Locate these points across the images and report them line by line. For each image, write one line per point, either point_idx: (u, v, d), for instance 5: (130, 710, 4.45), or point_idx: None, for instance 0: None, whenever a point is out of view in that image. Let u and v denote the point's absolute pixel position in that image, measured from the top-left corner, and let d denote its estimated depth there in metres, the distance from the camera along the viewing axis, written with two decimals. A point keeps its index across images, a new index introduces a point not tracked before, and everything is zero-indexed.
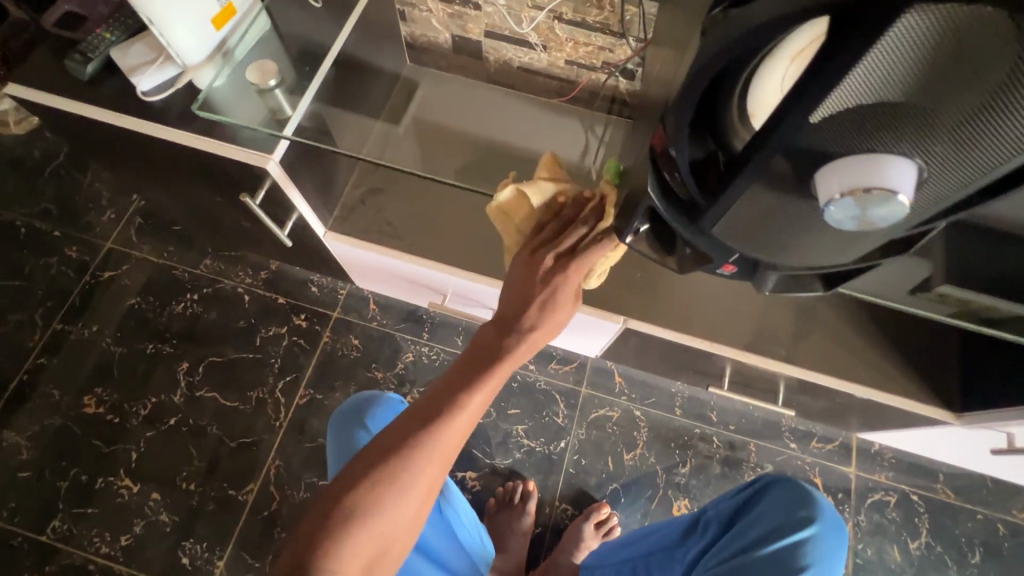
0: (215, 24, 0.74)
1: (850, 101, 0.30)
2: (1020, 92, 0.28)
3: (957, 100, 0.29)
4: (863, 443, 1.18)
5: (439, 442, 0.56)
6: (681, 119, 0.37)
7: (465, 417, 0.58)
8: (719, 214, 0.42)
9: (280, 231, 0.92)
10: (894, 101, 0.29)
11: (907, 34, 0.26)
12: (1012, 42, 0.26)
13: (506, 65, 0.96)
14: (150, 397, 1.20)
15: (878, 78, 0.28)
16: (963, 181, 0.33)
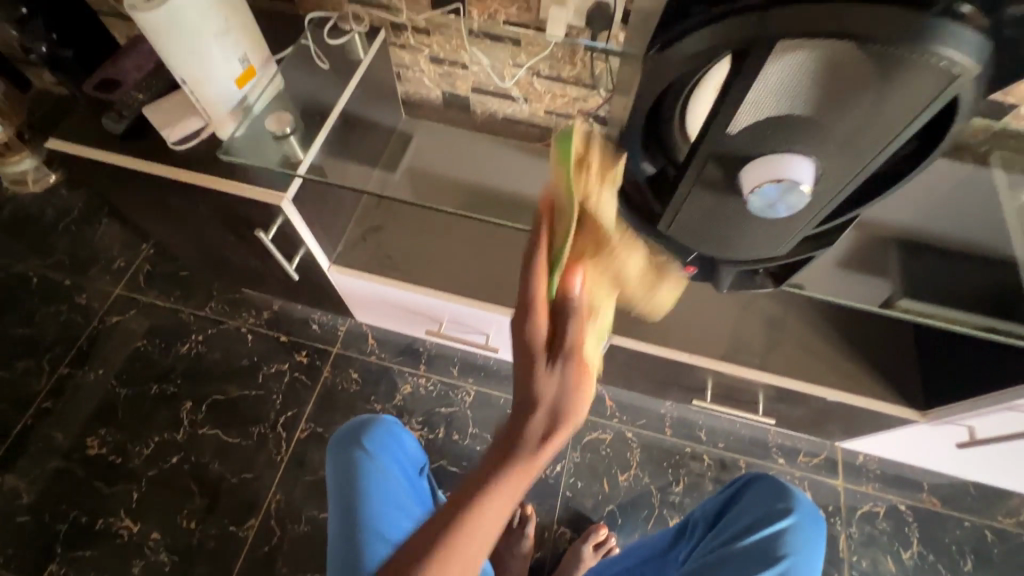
0: (238, 84, 0.83)
1: (749, 120, 0.39)
2: (872, 100, 0.36)
3: (829, 106, 0.37)
4: (848, 456, 1.22)
5: (479, 532, 0.52)
6: (633, 139, 0.47)
7: (505, 493, 0.51)
8: (667, 219, 0.50)
9: (288, 265, 0.99)
10: (784, 112, 0.38)
11: (779, 59, 0.35)
12: (859, 62, 0.34)
13: (492, 116, 1.08)
14: (152, 436, 1.22)
15: (766, 92, 0.37)
16: (850, 176, 0.42)
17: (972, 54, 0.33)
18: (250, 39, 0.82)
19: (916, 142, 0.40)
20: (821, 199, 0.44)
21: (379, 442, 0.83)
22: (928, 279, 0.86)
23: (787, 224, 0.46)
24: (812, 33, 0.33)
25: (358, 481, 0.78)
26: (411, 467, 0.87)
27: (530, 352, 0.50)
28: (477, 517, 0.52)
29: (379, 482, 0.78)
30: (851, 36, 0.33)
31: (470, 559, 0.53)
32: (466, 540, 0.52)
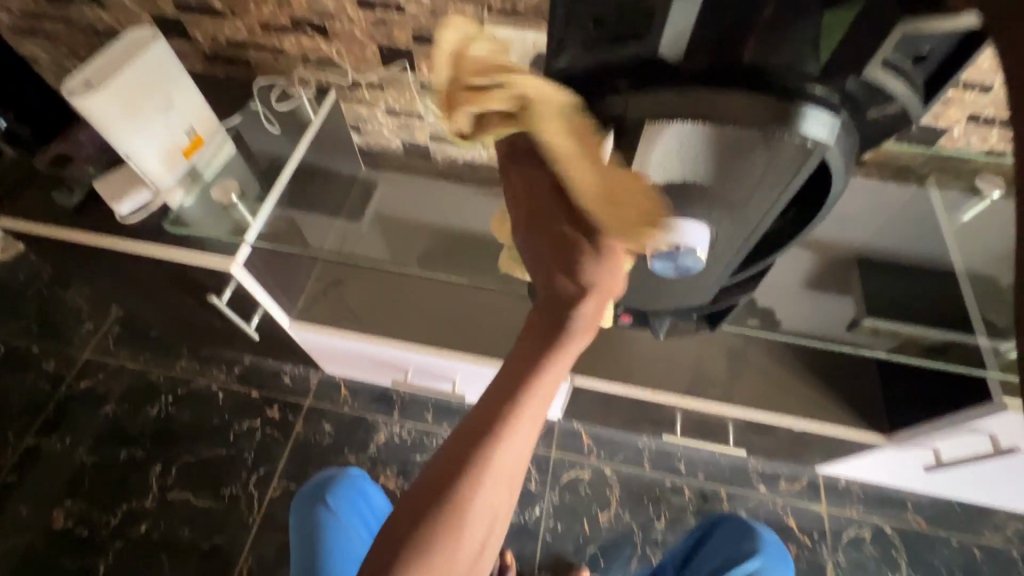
0: (184, 154, 0.85)
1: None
2: (767, 176, 0.38)
3: (727, 178, 0.39)
4: (829, 479, 1.20)
5: (481, 512, 0.42)
6: None
7: (509, 461, 0.42)
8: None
9: (247, 326, 0.98)
10: (686, 178, 0.40)
11: (684, 134, 0.37)
12: (757, 145, 0.36)
13: (451, 162, 1.10)
14: (121, 505, 1.19)
15: (672, 160, 0.39)
16: (743, 237, 0.43)
17: (823, 131, 0.34)
18: (196, 112, 0.85)
19: (801, 204, 0.42)
20: (720, 255, 0.45)
21: (345, 499, 0.80)
22: (886, 299, 0.86)
23: (697, 281, 0.47)
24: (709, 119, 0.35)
25: (320, 540, 0.76)
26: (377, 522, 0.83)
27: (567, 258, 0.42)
28: (480, 484, 0.42)
29: (342, 542, 0.76)
30: (747, 125, 0.35)
31: (471, 551, 0.42)
32: (455, 543, 0.41)
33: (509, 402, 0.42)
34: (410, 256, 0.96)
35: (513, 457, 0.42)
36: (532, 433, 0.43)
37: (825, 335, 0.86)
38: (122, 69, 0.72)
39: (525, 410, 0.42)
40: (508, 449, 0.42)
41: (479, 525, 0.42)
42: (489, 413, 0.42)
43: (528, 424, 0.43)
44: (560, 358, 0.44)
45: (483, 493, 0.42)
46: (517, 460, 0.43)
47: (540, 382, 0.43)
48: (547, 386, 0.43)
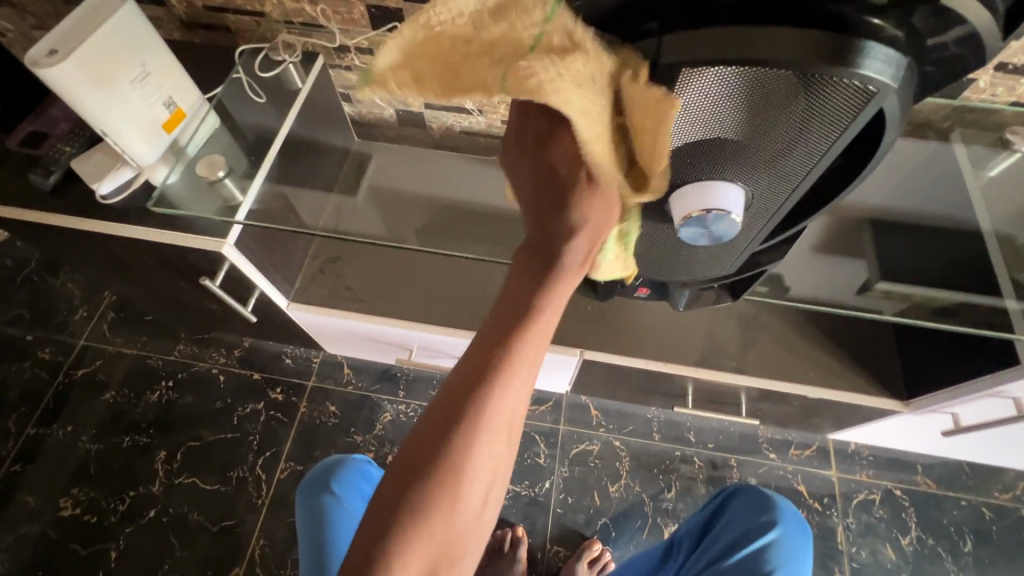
0: (165, 128, 0.80)
1: (662, 151, 0.37)
2: (813, 127, 0.34)
3: (764, 132, 0.35)
4: (839, 445, 1.19)
5: (483, 460, 0.39)
6: None
7: (505, 410, 0.39)
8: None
9: (244, 308, 0.95)
10: (720, 135, 0.36)
11: (719, 83, 0.32)
12: (802, 91, 0.32)
13: (448, 130, 1.05)
14: (127, 491, 1.19)
15: (704, 115, 0.35)
16: (779, 198, 0.40)
17: (887, 71, 0.30)
18: (175, 82, 0.79)
19: (843, 160, 0.38)
20: (753, 218, 0.41)
21: (349, 485, 0.77)
22: (907, 261, 0.82)
23: (724, 250, 0.44)
24: (750, 62, 0.30)
25: (326, 531, 0.71)
26: None
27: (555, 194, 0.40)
28: (476, 433, 0.39)
29: (352, 529, 0.72)
30: (792, 68, 0.30)
31: (475, 504, 0.39)
32: (456, 496, 0.38)
33: (503, 345, 0.40)
34: (408, 231, 0.90)
35: (512, 401, 0.40)
36: (531, 374, 0.41)
37: (839, 302, 0.80)
38: (90, 35, 0.67)
39: (524, 351, 0.40)
40: (508, 393, 0.39)
41: (477, 478, 0.39)
42: (483, 357, 0.40)
43: (523, 370, 0.40)
44: (555, 298, 0.41)
45: (483, 440, 0.39)
46: (519, 406, 0.41)
47: (536, 321, 0.40)
48: (544, 323, 0.40)
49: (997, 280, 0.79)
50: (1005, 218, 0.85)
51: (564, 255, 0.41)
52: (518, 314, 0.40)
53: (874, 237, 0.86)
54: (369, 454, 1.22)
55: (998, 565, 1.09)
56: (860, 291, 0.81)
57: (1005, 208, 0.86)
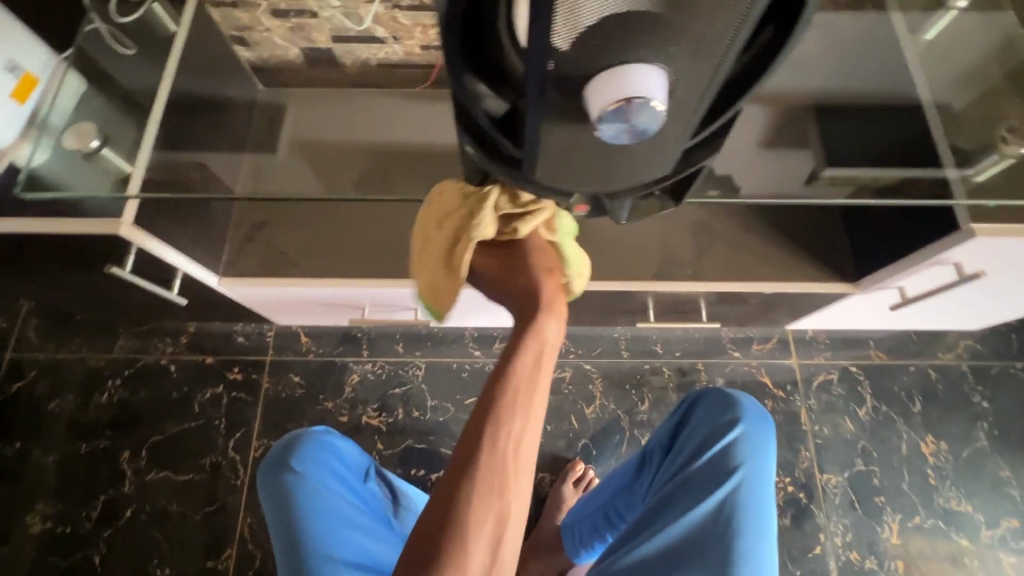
0: (17, 99, 0.71)
1: (568, 34, 0.31)
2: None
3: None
4: (798, 334, 1.24)
5: (489, 513, 0.50)
6: (451, 51, 0.37)
7: (509, 457, 0.51)
8: (536, 145, 0.40)
9: (168, 292, 0.87)
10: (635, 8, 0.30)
11: None
12: None
13: (364, 65, 0.95)
14: (98, 496, 1.14)
15: None
16: (704, 82, 0.34)
17: None
18: (10, 41, 0.71)
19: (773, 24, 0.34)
20: (683, 108, 0.36)
21: (313, 460, 0.71)
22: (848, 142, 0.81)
23: (656, 146, 0.39)
24: None
25: (295, 512, 0.67)
26: (356, 475, 0.75)
27: (518, 270, 0.59)
28: (484, 485, 0.50)
29: (323, 505, 0.68)
30: None
31: (486, 547, 0.50)
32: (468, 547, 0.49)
33: (497, 404, 0.52)
34: (343, 181, 0.83)
35: (516, 457, 0.51)
36: (528, 423, 0.52)
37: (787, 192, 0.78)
38: None
39: (520, 411, 0.52)
40: (509, 451, 0.51)
41: (486, 523, 0.50)
42: (481, 422, 0.51)
43: (518, 420, 0.51)
44: (532, 357, 0.54)
45: (488, 494, 0.50)
46: (524, 460, 0.51)
47: (519, 380, 0.53)
48: (528, 385, 0.53)
49: (936, 147, 0.78)
50: (942, 84, 0.84)
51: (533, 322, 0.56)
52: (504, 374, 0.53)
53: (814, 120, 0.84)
54: (343, 418, 1.20)
55: (944, 419, 1.18)
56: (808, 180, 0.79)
57: (942, 73, 0.85)
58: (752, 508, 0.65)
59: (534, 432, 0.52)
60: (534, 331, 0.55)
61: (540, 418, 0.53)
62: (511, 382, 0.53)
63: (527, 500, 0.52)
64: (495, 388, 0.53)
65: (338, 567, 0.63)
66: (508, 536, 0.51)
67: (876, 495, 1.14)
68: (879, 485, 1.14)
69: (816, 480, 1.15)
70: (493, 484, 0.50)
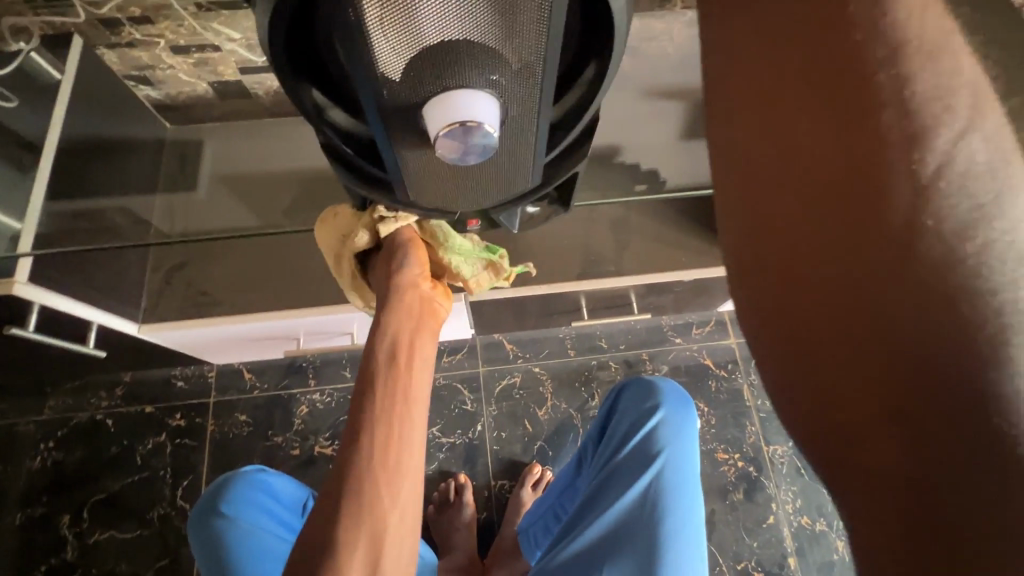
0: None
1: (400, 63, 0.32)
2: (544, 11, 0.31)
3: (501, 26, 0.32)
4: (734, 314, 1.29)
5: (361, 527, 0.49)
6: (292, 86, 0.36)
7: (381, 459, 0.51)
8: (398, 170, 0.41)
9: (84, 347, 0.84)
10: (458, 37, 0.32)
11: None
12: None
13: (277, 95, 0.94)
14: (38, 567, 1.09)
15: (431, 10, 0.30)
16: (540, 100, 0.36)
17: None
18: None
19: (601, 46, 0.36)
20: (528, 127, 0.38)
21: (245, 501, 0.70)
22: None
23: (512, 161, 0.41)
24: None
25: (230, 559, 0.66)
26: (293, 511, 0.74)
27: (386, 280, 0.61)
28: (359, 491, 0.50)
29: (257, 548, 0.67)
30: None
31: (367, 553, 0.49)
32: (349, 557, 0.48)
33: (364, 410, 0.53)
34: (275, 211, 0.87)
35: (388, 464, 0.51)
36: (396, 420, 0.53)
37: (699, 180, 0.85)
38: None
39: (384, 412, 0.53)
40: (379, 459, 0.51)
41: (364, 527, 0.49)
42: (353, 432, 0.52)
43: (384, 422, 0.52)
44: (398, 360, 0.56)
45: (364, 499, 0.50)
46: (397, 466, 0.51)
47: (383, 384, 0.54)
48: (393, 386, 0.54)
49: None
50: None
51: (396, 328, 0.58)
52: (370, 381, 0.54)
53: None
54: (294, 452, 1.17)
55: None
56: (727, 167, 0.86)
57: None
58: (676, 490, 0.67)
59: (402, 432, 0.53)
60: (393, 337, 0.58)
61: (410, 411, 0.54)
62: (375, 388, 0.54)
63: (409, 506, 0.51)
64: (362, 396, 0.54)
65: None
66: (389, 549, 0.49)
67: None
68: None
69: (763, 453, 1.19)
70: (365, 496, 0.50)
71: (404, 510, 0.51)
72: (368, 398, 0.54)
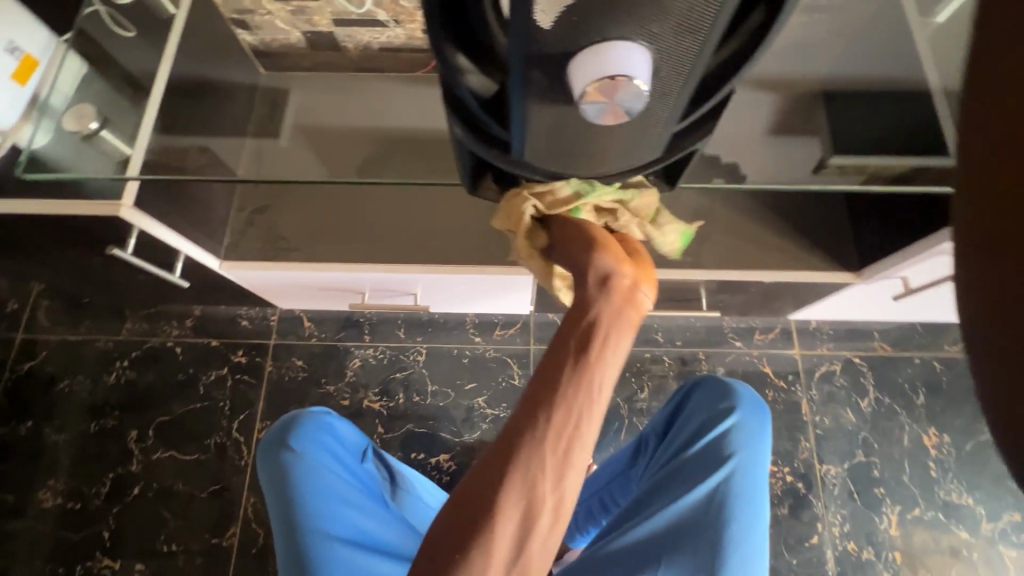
0: (17, 80, 0.72)
1: (554, 10, 0.31)
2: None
3: None
4: (801, 324, 1.23)
5: (515, 511, 0.44)
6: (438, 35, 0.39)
7: (554, 452, 0.44)
8: (523, 132, 0.40)
9: (170, 275, 0.89)
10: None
11: None
12: None
13: (366, 50, 0.93)
14: (106, 474, 1.17)
15: None
16: (689, 58, 0.35)
17: None
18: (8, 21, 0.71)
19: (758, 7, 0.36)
20: (666, 86, 0.36)
21: (310, 440, 0.74)
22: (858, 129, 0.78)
23: (641, 125, 0.39)
24: None
25: (293, 492, 0.69)
26: (352, 454, 0.78)
27: (580, 246, 0.51)
28: (520, 476, 0.44)
29: (319, 485, 0.69)
30: None
31: (509, 544, 0.45)
32: (491, 543, 0.44)
33: (548, 392, 0.44)
34: (346, 167, 0.81)
35: (558, 458, 0.44)
36: (583, 417, 0.44)
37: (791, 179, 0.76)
38: None
39: (570, 402, 0.44)
40: (548, 446, 0.44)
41: (517, 518, 0.44)
42: (528, 412, 0.44)
43: (568, 416, 0.44)
44: (597, 348, 0.46)
45: (522, 486, 0.44)
46: (565, 460, 0.44)
47: (576, 371, 0.45)
48: (587, 376, 0.45)
49: None
50: None
51: (596, 307, 0.48)
52: (558, 361, 0.46)
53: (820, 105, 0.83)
54: (344, 402, 1.21)
55: (948, 411, 1.17)
56: (816, 170, 0.76)
57: None
58: (743, 496, 0.66)
59: (583, 432, 0.44)
60: (591, 318, 0.47)
61: (599, 408, 0.45)
62: (565, 373, 0.45)
63: (566, 504, 0.45)
64: (548, 376, 0.45)
65: (333, 544, 0.65)
66: (536, 537, 0.45)
67: (875, 487, 1.13)
68: (880, 477, 1.14)
69: (815, 471, 1.14)
70: (526, 481, 0.44)
71: (561, 505, 0.45)
72: (550, 377, 0.45)
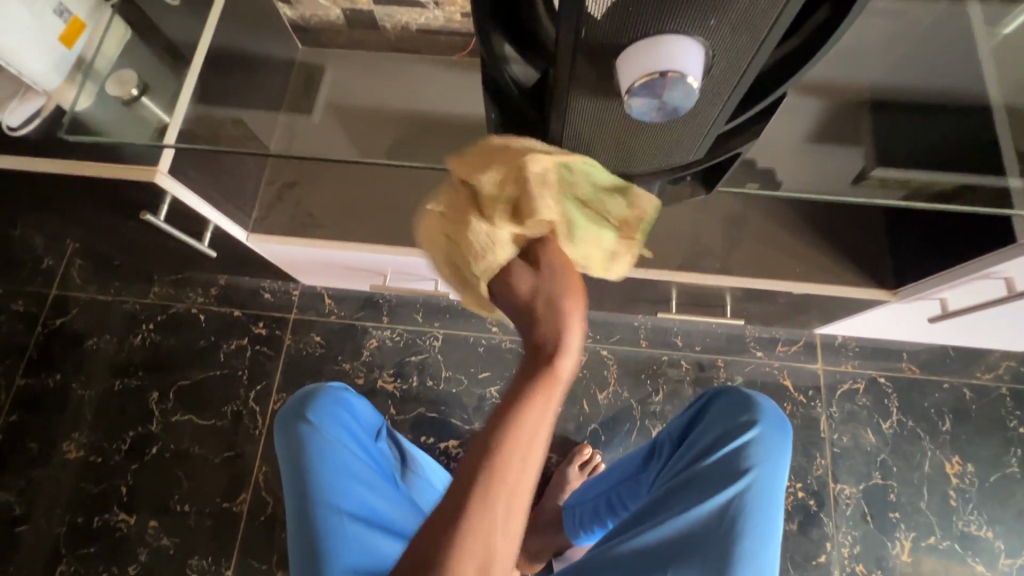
0: (65, 42, 0.73)
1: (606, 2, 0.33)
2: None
3: None
4: (826, 339, 1.19)
5: None
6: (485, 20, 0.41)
7: (491, 530, 0.42)
8: (561, 116, 0.43)
9: (199, 244, 0.91)
10: None
11: None
12: None
13: (404, 31, 0.93)
14: (127, 432, 1.21)
15: None
16: (739, 64, 0.37)
17: None
18: None
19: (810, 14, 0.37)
20: (716, 86, 0.39)
21: (328, 414, 0.75)
22: (906, 140, 0.75)
23: (689, 126, 0.43)
24: None
25: (308, 462, 0.70)
26: (366, 433, 0.79)
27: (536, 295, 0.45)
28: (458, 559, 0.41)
29: (331, 459, 0.70)
30: None
31: None
32: None
33: (485, 472, 0.41)
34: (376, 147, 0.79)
35: (500, 532, 0.42)
36: (520, 488, 0.42)
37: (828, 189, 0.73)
38: None
39: (505, 478, 0.42)
40: (486, 530, 0.42)
41: None
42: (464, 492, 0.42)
43: (505, 492, 0.42)
44: (534, 421, 0.42)
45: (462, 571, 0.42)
46: (508, 523, 0.42)
47: (511, 446, 0.42)
48: (526, 448, 0.42)
49: (999, 152, 0.72)
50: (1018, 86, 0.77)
51: (533, 372, 0.43)
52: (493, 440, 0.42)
53: (865, 114, 0.80)
54: (359, 380, 1.22)
55: (973, 440, 1.13)
56: (855, 180, 0.73)
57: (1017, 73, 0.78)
58: (759, 512, 0.65)
59: (519, 505, 0.42)
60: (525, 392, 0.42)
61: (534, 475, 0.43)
62: (500, 449, 0.42)
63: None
64: (482, 453, 0.42)
65: (343, 519, 0.65)
66: None
67: (890, 511, 1.10)
68: (895, 501, 1.11)
69: (828, 489, 1.12)
70: (466, 564, 0.41)
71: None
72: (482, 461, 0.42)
